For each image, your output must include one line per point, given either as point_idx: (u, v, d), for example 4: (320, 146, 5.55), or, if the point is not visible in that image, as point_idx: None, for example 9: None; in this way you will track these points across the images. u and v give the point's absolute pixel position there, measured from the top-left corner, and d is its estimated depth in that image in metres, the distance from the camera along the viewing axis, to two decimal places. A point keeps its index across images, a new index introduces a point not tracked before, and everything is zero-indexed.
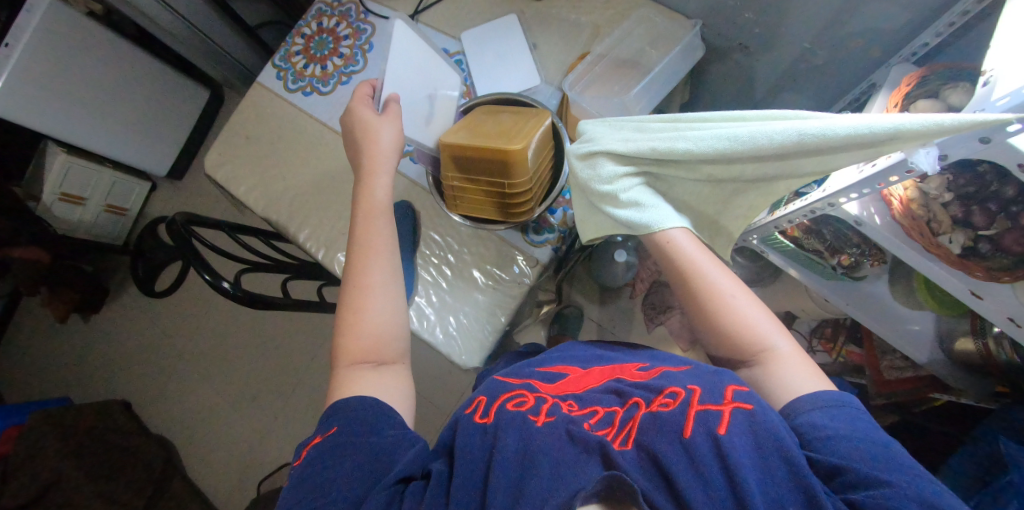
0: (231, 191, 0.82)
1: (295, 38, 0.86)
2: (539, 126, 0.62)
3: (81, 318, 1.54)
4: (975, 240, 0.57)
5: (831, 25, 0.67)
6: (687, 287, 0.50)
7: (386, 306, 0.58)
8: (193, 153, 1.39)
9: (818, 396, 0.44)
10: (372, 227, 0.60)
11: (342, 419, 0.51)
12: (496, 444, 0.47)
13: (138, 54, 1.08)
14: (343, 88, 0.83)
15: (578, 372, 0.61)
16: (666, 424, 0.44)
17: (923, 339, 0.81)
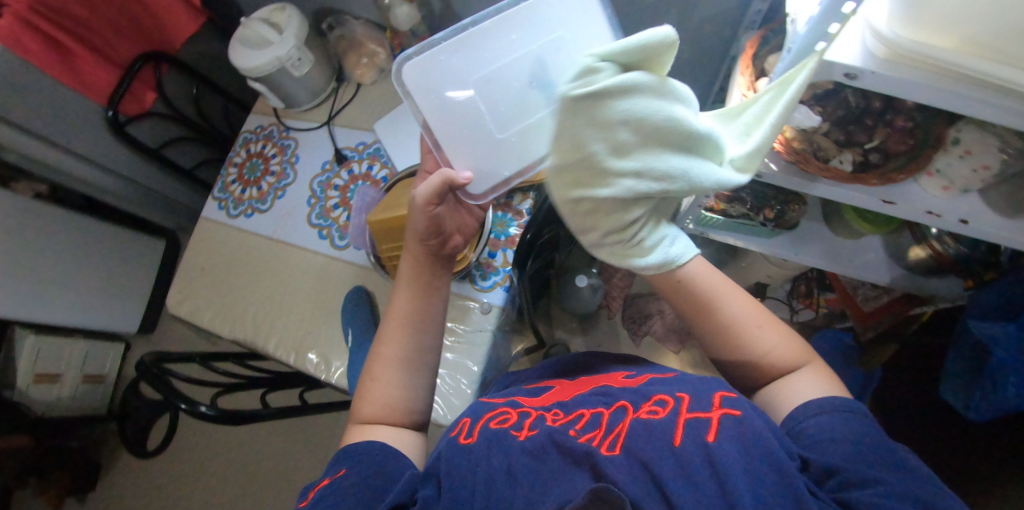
0: (197, 322, 0.85)
1: (228, 169, 0.93)
2: None
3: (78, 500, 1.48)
4: (864, 156, 0.64)
5: (682, 22, 0.76)
6: (700, 305, 0.51)
7: (406, 379, 0.58)
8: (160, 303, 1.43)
9: (831, 401, 0.45)
10: (401, 299, 0.60)
11: (349, 460, 0.52)
12: (484, 465, 0.47)
13: (91, 224, 1.15)
14: (281, 201, 0.88)
15: (561, 383, 0.61)
16: (656, 431, 0.45)
17: (878, 264, 0.84)
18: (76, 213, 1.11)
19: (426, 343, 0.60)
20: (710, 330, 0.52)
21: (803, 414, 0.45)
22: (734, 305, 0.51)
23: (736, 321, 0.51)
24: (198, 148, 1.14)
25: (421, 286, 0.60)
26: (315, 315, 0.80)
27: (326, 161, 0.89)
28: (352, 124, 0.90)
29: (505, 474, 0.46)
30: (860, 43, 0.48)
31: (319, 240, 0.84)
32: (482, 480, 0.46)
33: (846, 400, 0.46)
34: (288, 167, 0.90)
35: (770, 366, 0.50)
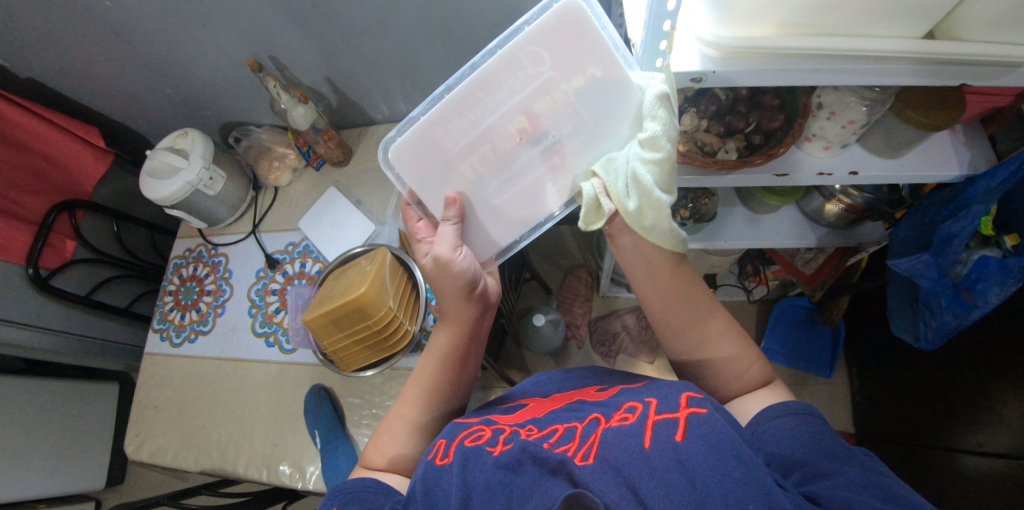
0: (158, 463, 0.81)
1: (163, 299, 0.91)
2: (382, 265, 0.68)
3: None
4: (746, 139, 0.68)
5: None
6: (682, 323, 0.52)
7: (420, 445, 0.57)
8: (123, 448, 1.35)
9: (795, 406, 0.46)
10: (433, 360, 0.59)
11: (342, 498, 0.50)
12: (463, 482, 0.45)
13: (33, 387, 1.10)
14: (222, 319, 0.87)
15: (535, 401, 0.59)
16: (628, 436, 0.45)
17: (804, 228, 0.88)
18: (14, 377, 1.06)
19: (447, 412, 0.60)
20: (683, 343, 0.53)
21: (767, 417, 0.47)
22: (717, 324, 0.52)
23: (713, 339, 0.52)
24: (132, 283, 1.13)
25: (459, 350, 0.59)
26: (278, 424, 0.78)
27: (260, 269, 0.89)
28: (278, 227, 0.91)
29: (482, 489, 0.44)
30: (694, 50, 0.53)
31: (267, 348, 0.83)
32: (461, 495, 0.44)
33: (806, 406, 0.47)
34: (223, 283, 0.90)
35: (736, 385, 0.51)
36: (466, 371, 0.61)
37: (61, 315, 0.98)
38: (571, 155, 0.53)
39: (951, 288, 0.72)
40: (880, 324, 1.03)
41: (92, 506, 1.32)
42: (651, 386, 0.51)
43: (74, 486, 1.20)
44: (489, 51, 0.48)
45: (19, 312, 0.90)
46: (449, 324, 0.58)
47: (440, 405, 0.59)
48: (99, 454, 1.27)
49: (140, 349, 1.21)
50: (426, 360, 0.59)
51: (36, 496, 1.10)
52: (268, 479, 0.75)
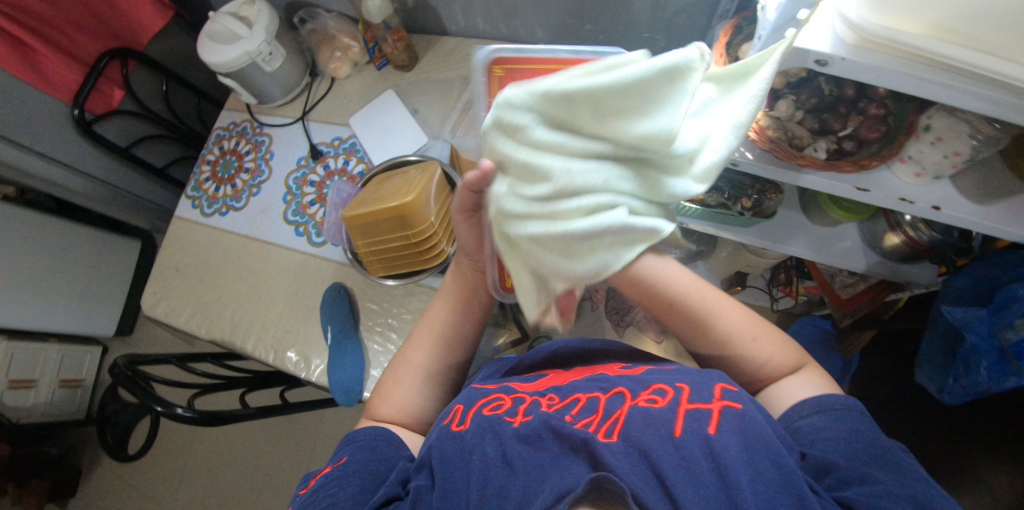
0: (172, 323, 0.82)
1: (201, 168, 0.91)
2: (430, 176, 0.66)
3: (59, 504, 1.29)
4: (839, 142, 0.63)
5: (656, 9, 0.76)
6: (697, 327, 0.51)
7: (422, 390, 0.60)
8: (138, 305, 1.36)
9: (838, 401, 0.47)
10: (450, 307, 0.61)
11: (353, 449, 0.53)
12: (477, 456, 0.47)
13: (64, 226, 1.11)
14: (256, 199, 0.86)
15: (555, 370, 0.60)
16: (655, 420, 0.45)
17: (856, 249, 0.86)
18: (49, 214, 1.07)
19: (455, 357, 0.62)
20: (709, 344, 0.51)
21: (797, 415, 0.47)
22: (731, 320, 0.51)
23: (734, 337, 0.50)
24: (170, 146, 1.11)
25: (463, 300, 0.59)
26: (294, 314, 0.79)
27: (302, 157, 0.87)
28: (328, 119, 0.89)
29: (498, 464, 0.46)
30: (829, 28, 0.48)
31: (295, 238, 0.83)
32: (478, 470, 0.46)
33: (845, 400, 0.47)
34: (262, 164, 0.88)
35: (771, 370, 0.50)
36: (480, 318, 0.61)
37: (98, 159, 0.97)
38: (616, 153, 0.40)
39: (998, 351, 0.67)
40: (899, 363, 1.01)
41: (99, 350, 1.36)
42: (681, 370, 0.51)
43: (88, 327, 1.22)
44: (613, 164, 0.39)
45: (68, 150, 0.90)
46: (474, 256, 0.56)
47: (440, 352, 0.60)
48: (114, 301, 1.30)
49: (168, 212, 1.21)
50: (440, 305, 0.61)
51: (53, 330, 1.13)
52: (273, 362, 0.77)
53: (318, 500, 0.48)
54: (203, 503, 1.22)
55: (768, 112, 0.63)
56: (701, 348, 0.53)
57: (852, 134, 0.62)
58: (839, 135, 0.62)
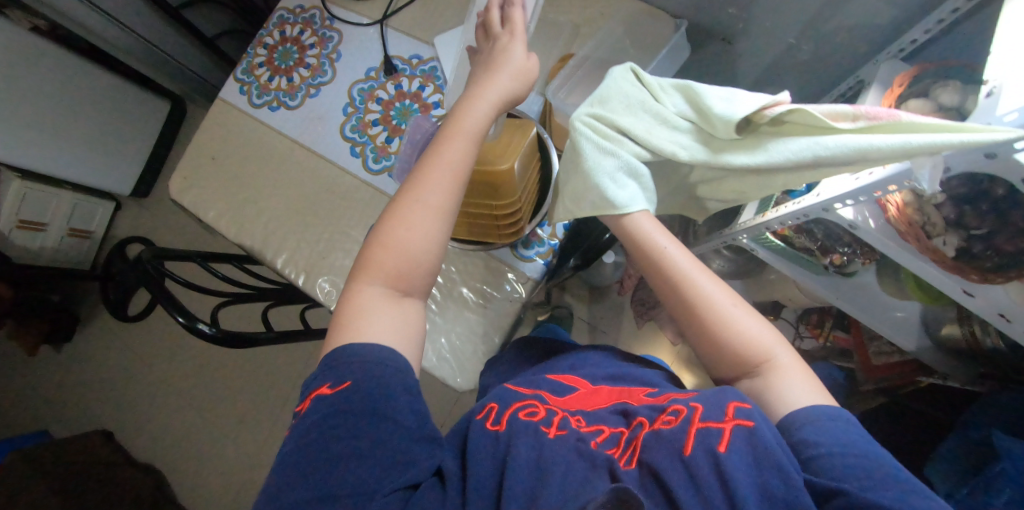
0: (199, 215, 0.76)
1: (256, 49, 0.80)
2: (527, 137, 0.59)
3: (54, 349, 1.26)
4: (968, 241, 0.56)
5: (815, 20, 0.67)
6: (684, 297, 0.51)
7: (427, 228, 0.50)
8: (157, 169, 1.28)
9: (825, 410, 0.45)
10: (438, 188, 0.50)
11: (357, 375, 0.44)
12: (508, 452, 0.45)
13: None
14: (312, 101, 0.77)
15: (587, 387, 0.56)
16: (668, 442, 0.43)
17: (912, 327, 0.85)
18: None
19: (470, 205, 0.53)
20: (692, 321, 0.51)
21: (791, 417, 0.45)
22: (717, 290, 0.51)
23: (721, 309, 0.50)
24: (218, 13, 1.04)
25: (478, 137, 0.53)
26: (331, 239, 0.73)
27: (372, 68, 0.77)
28: (410, 31, 0.78)
29: (518, 465, 0.43)
30: None
31: (350, 158, 0.75)
32: (501, 465, 0.44)
33: (835, 408, 0.45)
34: (327, 63, 0.78)
35: (747, 359, 0.49)
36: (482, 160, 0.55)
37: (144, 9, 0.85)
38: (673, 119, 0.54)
39: None
40: None
41: (113, 206, 1.27)
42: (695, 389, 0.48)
43: (105, 181, 1.14)
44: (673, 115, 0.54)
45: None
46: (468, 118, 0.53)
47: (454, 188, 0.51)
48: (135, 158, 1.21)
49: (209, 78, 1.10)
50: (455, 141, 0.52)
51: (71, 176, 1.05)
52: (302, 285, 0.72)
53: (348, 428, 0.42)
54: (193, 379, 1.22)
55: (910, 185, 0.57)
56: (689, 334, 0.53)
57: (973, 230, 0.55)
58: (972, 234, 0.55)
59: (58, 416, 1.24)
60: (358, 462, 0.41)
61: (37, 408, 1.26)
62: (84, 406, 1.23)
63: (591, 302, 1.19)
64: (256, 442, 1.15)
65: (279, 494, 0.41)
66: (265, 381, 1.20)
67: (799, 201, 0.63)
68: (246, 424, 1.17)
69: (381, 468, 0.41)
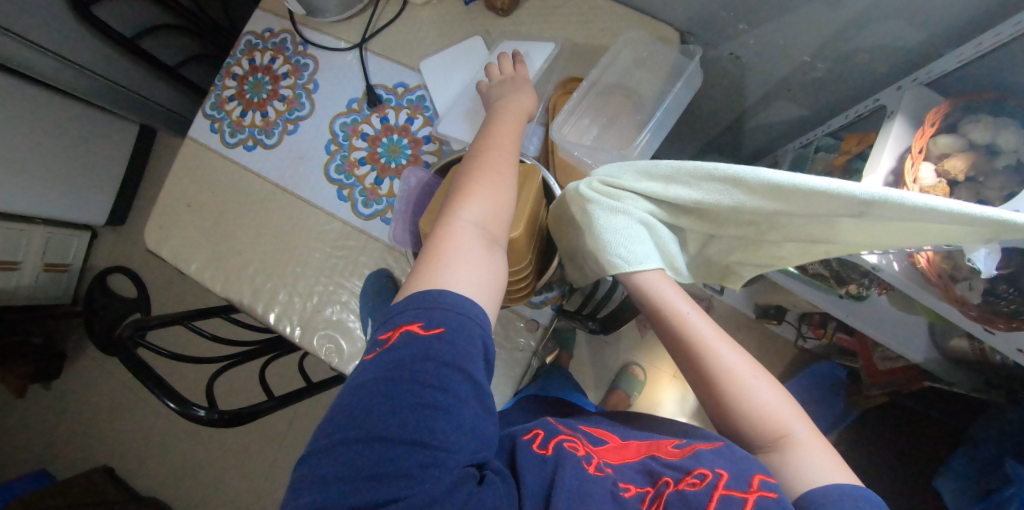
0: (180, 268, 0.71)
1: (224, 81, 0.73)
2: (531, 193, 0.52)
3: (41, 386, 1.23)
4: (993, 282, 0.54)
5: (833, 41, 0.62)
6: (696, 364, 0.48)
7: (491, 196, 0.47)
8: (131, 191, 1.20)
9: (843, 490, 0.40)
10: (484, 206, 0.47)
11: (437, 316, 0.39)
12: (554, 478, 0.44)
13: (46, 95, 0.91)
14: (291, 139, 0.71)
15: (618, 441, 0.55)
16: (690, 502, 0.41)
17: (920, 340, 0.84)
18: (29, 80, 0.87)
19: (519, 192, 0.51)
20: (704, 388, 0.48)
21: (808, 498, 0.40)
22: (730, 355, 0.47)
23: (735, 374, 0.46)
24: (182, 39, 0.94)
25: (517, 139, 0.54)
26: (325, 290, 0.69)
27: (354, 99, 0.71)
28: (391, 56, 0.71)
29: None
30: None
31: (337, 201, 0.70)
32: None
33: (859, 489, 0.40)
34: (303, 95, 0.71)
35: (763, 431, 0.45)
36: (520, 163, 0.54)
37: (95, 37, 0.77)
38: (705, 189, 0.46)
39: None
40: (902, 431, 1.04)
41: (88, 236, 1.20)
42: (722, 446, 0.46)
43: (76, 210, 1.07)
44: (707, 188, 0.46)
45: (60, 24, 0.69)
46: (496, 137, 0.52)
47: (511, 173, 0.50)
48: (105, 183, 1.13)
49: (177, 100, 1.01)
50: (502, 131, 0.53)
51: (38, 214, 0.98)
52: (298, 341, 0.68)
53: (438, 377, 0.37)
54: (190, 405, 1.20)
55: None
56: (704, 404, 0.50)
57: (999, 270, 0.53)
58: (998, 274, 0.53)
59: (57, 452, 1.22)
60: (449, 417, 0.36)
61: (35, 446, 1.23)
62: (81, 440, 1.21)
63: None
64: (263, 466, 1.15)
65: (351, 422, 0.36)
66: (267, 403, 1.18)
67: None
68: (251, 449, 1.17)
69: (467, 435, 0.37)
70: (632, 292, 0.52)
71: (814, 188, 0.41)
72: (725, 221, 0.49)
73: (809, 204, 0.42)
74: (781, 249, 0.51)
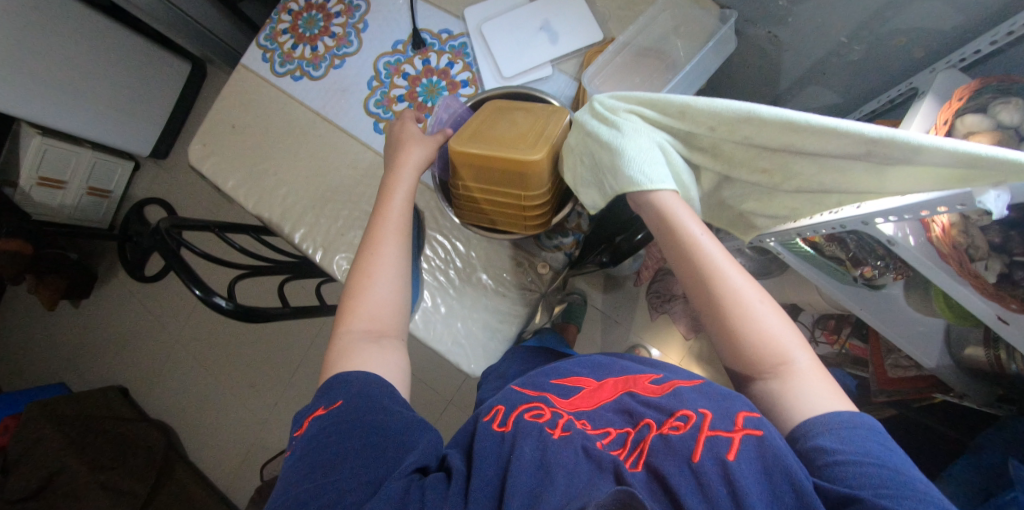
0: (218, 185, 0.74)
1: (280, 15, 0.77)
2: (562, 126, 0.57)
3: (71, 304, 1.33)
4: (1010, 267, 0.52)
5: (870, 22, 0.63)
6: (707, 290, 0.49)
7: (392, 274, 0.56)
8: (176, 131, 1.27)
9: (842, 418, 0.42)
10: (373, 301, 0.55)
11: (345, 392, 0.49)
12: (512, 451, 0.45)
13: (108, 28, 0.99)
14: (336, 73, 0.75)
15: (592, 385, 0.55)
16: (675, 449, 0.42)
17: (932, 345, 0.80)
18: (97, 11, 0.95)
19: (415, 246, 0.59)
20: (714, 315, 0.49)
21: (811, 427, 0.42)
22: (741, 281, 0.48)
23: (746, 301, 0.48)
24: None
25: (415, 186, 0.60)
26: (350, 217, 0.72)
27: (400, 41, 0.74)
28: (440, 5, 0.74)
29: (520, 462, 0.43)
30: None
31: (373, 134, 0.73)
32: (503, 466, 0.45)
33: (860, 416, 0.42)
34: (352, 34, 0.75)
35: (769, 359, 0.46)
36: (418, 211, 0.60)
37: None
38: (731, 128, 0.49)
39: None
40: None
41: (131, 166, 1.27)
42: (702, 390, 0.47)
43: (123, 141, 1.15)
44: (733, 124, 0.48)
45: None
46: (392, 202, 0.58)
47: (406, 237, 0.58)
48: (152, 119, 1.20)
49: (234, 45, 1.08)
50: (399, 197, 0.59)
51: (90, 137, 1.06)
52: (319, 261, 0.71)
53: (352, 436, 0.46)
54: (206, 340, 1.26)
55: None
56: (709, 332, 0.50)
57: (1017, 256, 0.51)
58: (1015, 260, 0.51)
59: (87, 364, 1.32)
60: (373, 453, 0.45)
61: (67, 356, 1.34)
62: (109, 359, 1.30)
63: (606, 291, 1.19)
64: (268, 405, 1.19)
65: (292, 486, 0.44)
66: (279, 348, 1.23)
67: (836, 211, 0.59)
68: (257, 388, 1.21)
69: (388, 461, 0.44)
70: (645, 208, 0.53)
71: (823, 126, 0.44)
72: (738, 163, 0.52)
73: (821, 142, 0.45)
74: (791, 200, 0.53)
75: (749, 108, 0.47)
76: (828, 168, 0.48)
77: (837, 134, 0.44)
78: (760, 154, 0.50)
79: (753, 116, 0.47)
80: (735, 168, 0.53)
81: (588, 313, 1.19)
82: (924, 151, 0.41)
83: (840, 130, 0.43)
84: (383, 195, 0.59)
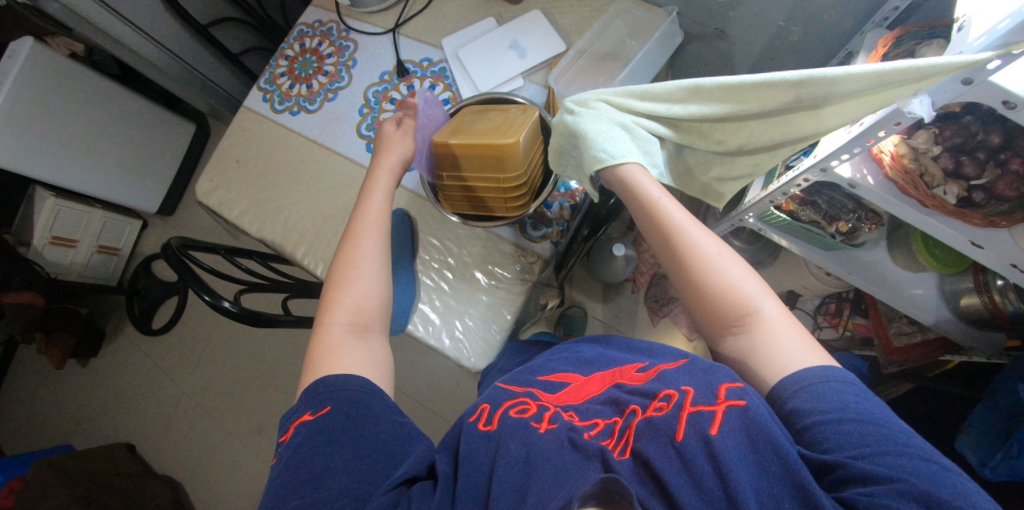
0: (224, 215, 0.79)
1: (278, 61, 0.87)
2: (530, 121, 0.62)
3: (80, 364, 1.38)
4: (968, 191, 0.56)
5: (799, 4, 0.71)
6: (676, 249, 0.51)
7: (375, 276, 0.59)
8: (182, 188, 1.38)
9: (816, 373, 0.42)
10: (353, 303, 0.56)
11: (333, 397, 0.49)
12: (498, 449, 0.45)
13: (119, 98, 1.10)
14: (330, 105, 0.82)
15: (579, 380, 0.56)
16: (658, 430, 0.42)
17: (929, 302, 0.81)
18: (108, 80, 1.07)
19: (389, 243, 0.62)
20: (685, 274, 0.51)
21: (794, 380, 0.42)
22: (707, 239, 0.51)
23: (714, 258, 0.50)
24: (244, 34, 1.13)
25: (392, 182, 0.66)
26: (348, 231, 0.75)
27: (386, 71, 0.82)
28: (420, 38, 0.83)
29: (507, 460, 0.43)
30: None
31: (365, 153, 0.79)
32: (493, 457, 0.45)
33: (833, 369, 0.42)
34: (343, 70, 0.84)
35: (742, 313, 0.48)
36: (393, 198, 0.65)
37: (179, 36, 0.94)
38: (684, 101, 0.55)
39: None
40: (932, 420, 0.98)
41: (139, 224, 1.38)
42: (686, 369, 0.47)
43: (131, 200, 1.23)
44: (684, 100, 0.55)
45: (153, 18, 0.86)
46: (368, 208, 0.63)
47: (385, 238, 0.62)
48: (158, 179, 1.30)
49: (236, 103, 1.18)
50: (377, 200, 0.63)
51: (100, 196, 1.14)
52: (321, 275, 0.74)
53: (340, 444, 0.46)
54: (212, 389, 1.26)
55: (904, 138, 0.57)
56: (684, 295, 0.52)
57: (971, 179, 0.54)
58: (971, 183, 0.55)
59: (94, 422, 1.32)
60: (367, 458, 0.45)
61: (74, 415, 1.35)
62: (118, 419, 1.31)
63: (605, 299, 1.21)
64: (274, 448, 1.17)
65: (282, 500, 0.43)
66: (285, 389, 1.23)
67: (797, 167, 0.63)
68: (265, 432, 1.20)
69: (376, 473, 0.44)
70: (614, 183, 0.57)
71: (754, 83, 0.51)
72: (695, 134, 0.58)
73: (760, 98, 0.52)
74: (751, 159, 0.59)
75: (695, 84, 0.54)
76: (772, 124, 0.54)
77: (769, 86, 0.50)
78: (712, 124, 0.56)
79: (699, 89, 0.54)
80: (694, 140, 0.59)
81: (590, 324, 1.20)
82: (845, 81, 0.46)
83: (768, 81, 0.50)
84: (360, 199, 0.64)
